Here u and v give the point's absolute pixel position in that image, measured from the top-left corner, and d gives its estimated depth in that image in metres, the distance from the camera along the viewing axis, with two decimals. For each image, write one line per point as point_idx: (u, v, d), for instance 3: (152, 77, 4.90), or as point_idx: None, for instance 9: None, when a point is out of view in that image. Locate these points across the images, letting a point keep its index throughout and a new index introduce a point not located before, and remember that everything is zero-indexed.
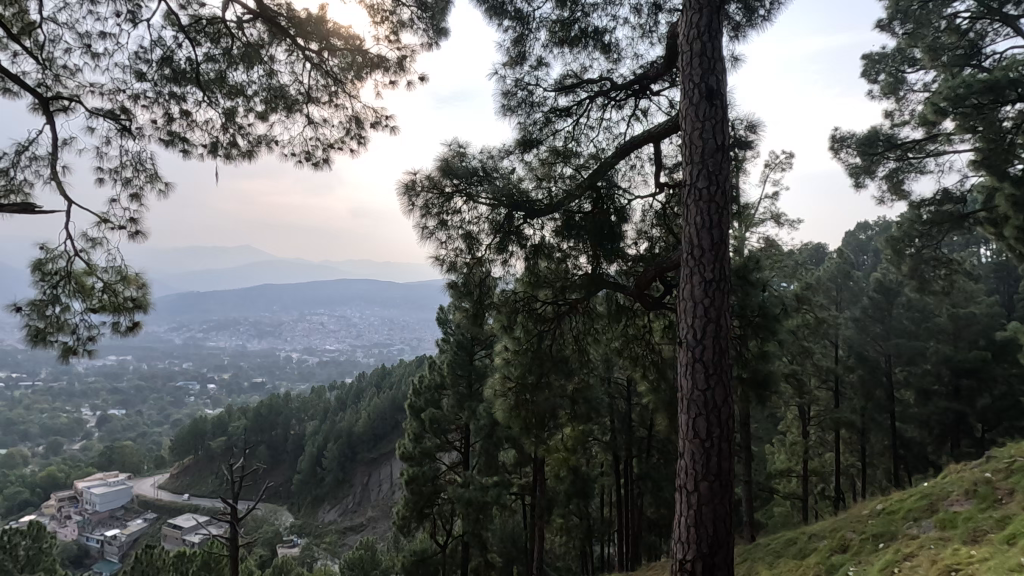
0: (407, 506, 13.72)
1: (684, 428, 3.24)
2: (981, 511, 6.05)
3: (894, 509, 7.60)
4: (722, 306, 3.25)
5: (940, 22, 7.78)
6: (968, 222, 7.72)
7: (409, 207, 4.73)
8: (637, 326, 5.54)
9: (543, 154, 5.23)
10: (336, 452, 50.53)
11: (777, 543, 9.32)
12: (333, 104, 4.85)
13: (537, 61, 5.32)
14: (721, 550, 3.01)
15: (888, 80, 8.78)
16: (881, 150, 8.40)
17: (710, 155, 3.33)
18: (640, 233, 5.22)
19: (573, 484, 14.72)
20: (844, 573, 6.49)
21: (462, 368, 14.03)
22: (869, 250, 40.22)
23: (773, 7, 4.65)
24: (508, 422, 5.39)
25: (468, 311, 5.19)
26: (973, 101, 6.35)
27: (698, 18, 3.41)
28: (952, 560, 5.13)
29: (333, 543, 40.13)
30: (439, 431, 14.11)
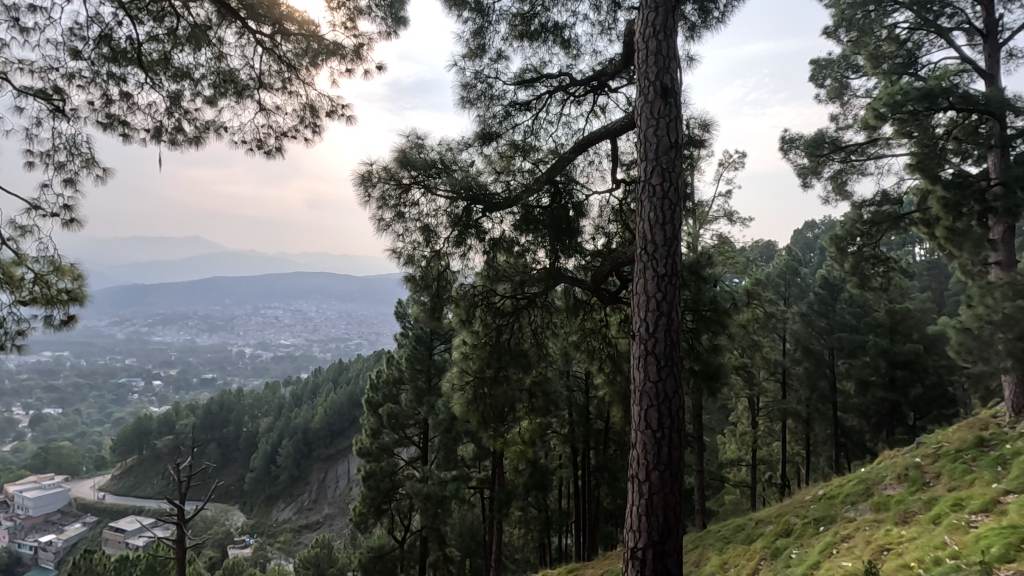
0: (364, 503, 13.55)
1: (637, 419, 3.31)
2: (911, 494, 6.45)
3: (834, 494, 8.02)
4: (673, 300, 3.33)
5: (882, 31, 8.17)
6: (904, 222, 8.19)
7: (365, 198, 4.65)
8: (594, 320, 5.65)
9: (501, 147, 5.21)
10: (290, 450, 49.42)
11: (725, 529, 9.70)
12: (287, 90, 4.69)
13: (496, 54, 5.30)
14: (671, 538, 3.10)
15: (834, 85, 9.14)
16: (827, 151, 8.76)
17: (664, 152, 3.41)
18: (597, 228, 5.30)
19: (531, 476, 14.91)
20: (788, 556, 6.80)
21: (421, 362, 13.94)
22: (815, 248, 42.58)
23: (727, 9, 4.78)
24: (466, 416, 5.40)
25: (426, 305, 5.15)
26: (910, 108, 6.65)
27: (654, 17, 3.48)
28: (884, 540, 5.45)
29: (286, 542, 39.44)
30: (397, 427, 13.99)
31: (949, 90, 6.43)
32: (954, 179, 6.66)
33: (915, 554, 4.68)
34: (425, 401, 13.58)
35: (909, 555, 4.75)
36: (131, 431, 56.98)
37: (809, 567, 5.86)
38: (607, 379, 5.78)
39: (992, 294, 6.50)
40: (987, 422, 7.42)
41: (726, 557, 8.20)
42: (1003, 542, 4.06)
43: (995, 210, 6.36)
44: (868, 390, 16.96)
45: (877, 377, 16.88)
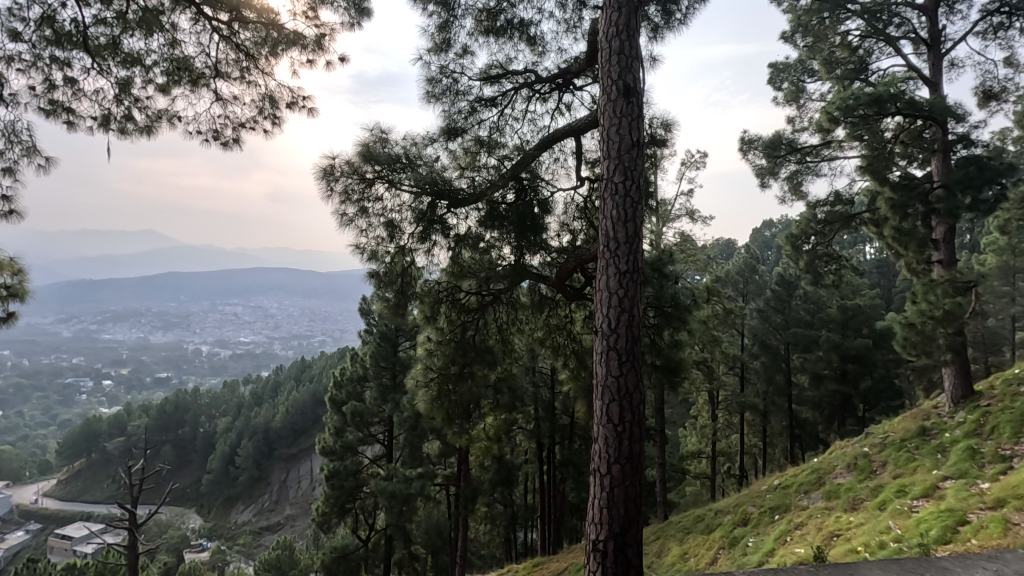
0: (327, 503, 13.39)
1: (599, 413, 3.36)
2: (859, 482, 6.76)
3: (788, 483, 8.33)
4: (634, 296, 3.39)
5: (835, 38, 8.48)
6: (855, 222, 8.54)
7: (327, 192, 4.56)
8: (559, 316, 5.69)
9: (467, 143, 5.19)
10: (250, 450, 48.15)
11: (686, 520, 9.96)
12: (245, 80, 4.52)
13: (462, 49, 5.26)
14: (632, 529, 3.16)
15: (791, 88, 9.42)
16: (784, 153, 9.05)
17: (627, 150, 3.46)
18: (562, 225, 5.35)
19: (497, 472, 14.94)
20: (744, 544, 7.03)
21: (386, 360, 13.83)
22: (772, 246, 44.23)
23: (689, 11, 4.88)
24: (430, 413, 5.43)
25: (390, 302, 5.09)
26: (861, 112, 6.94)
27: (617, 17, 3.52)
28: (835, 526, 5.69)
29: (247, 544, 38.46)
30: (361, 425, 13.84)
31: (897, 96, 6.72)
32: (901, 181, 6.99)
33: (862, 538, 4.91)
34: (390, 398, 13.47)
35: (857, 539, 4.98)
36: (80, 434, 54.59)
37: (764, 555, 6.07)
38: (571, 375, 5.84)
39: (933, 291, 6.85)
40: (929, 412, 7.84)
41: (686, 547, 8.41)
42: (941, 525, 4.32)
43: (938, 211, 6.69)
44: (821, 383, 17.67)
45: (830, 371, 17.58)
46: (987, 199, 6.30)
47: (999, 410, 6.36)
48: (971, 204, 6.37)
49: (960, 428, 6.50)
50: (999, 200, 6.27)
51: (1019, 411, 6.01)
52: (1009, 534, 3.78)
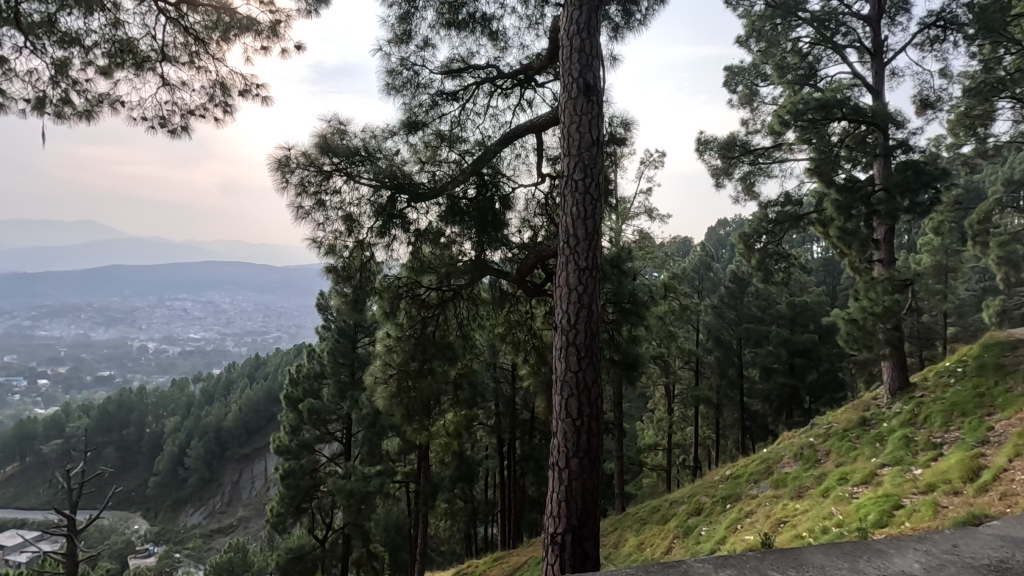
0: (282, 503, 13.08)
1: (558, 408, 3.39)
2: (805, 470, 7.07)
3: (739, 473, 8.64)
4: (593, 292, 3.44)
5: (787, 44, 8.81)
6: (804, 222, 8.89)
7: (282, 184, 4.43)
8: (519, 312, 5.71)
9: (427, 137, 5.14)
10: (201, 450, 46.46)
11: (642, 511, 10.19)
12: (194, 65, 4.33)
13: (423, 42, 5.20)
14: (589, 521, 3.21)
15: (746, 92, 9.71)
16: (738, 154, 9.33)
17: (587, 148, 3.50)
18: (523, 221, 5.36)
19: (457, 468, 14.90)
20: (698, 533, 7.25)
21: (345, 356, 13.61)
22: (726, 245, 45.74)
23: (649, 12, 4.96)
24: (390, 409, 5.40)
25: (348, 297, 4.99)
26: (810, 116, 7.24)
27: (578, 15, 3.55)
28: (783, 514, 5.93)
29: (196, 548, 37.07)
30: (318, 423, 13.55)
31: (843, 102, 7.03)
32: (846, 184, 7.33)
33: (807, 524, 5.16)
34: (349, 395, 13.26)
35: (802, 526, 5.22)
36: (12, 436, 51.46)
37: (716, 542, 6.29)
38: (531, 371, 5.87)
39: (874, 288, 7.22)
40: (869, 403, 8.27)
41: (642, 537, 8.60)
42: (878, 509, 4.57)
43: (879, 213, 7.06)
44: (771, 376, 18.40)
45: (779, 365, 18.33)
46: (923, 202, 6.69)
47: (931, 400, 6.76)
48: (908, 206, 6.76)
49: (897, 418, 6.89)
50: (933, 203, 6.68)
51: (949, 401, 6.41)
52: (938, 516, 4.04)
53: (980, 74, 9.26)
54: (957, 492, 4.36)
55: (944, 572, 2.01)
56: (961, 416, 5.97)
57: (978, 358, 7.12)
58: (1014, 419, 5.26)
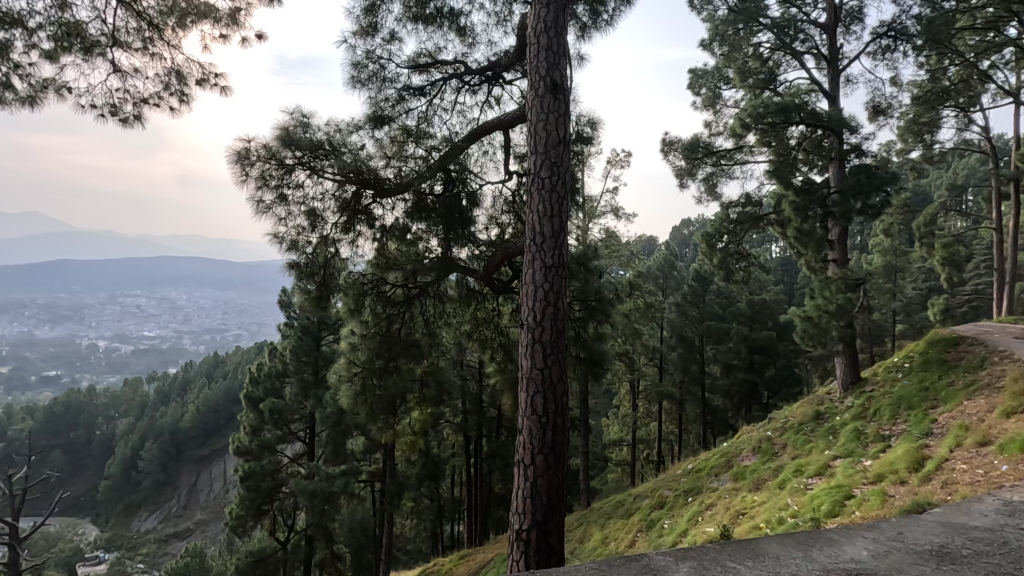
0: (242, 505, 12.76)
1: (523, 405, 3.41)
2: (762, 463, 7.30)
3: (700, 467, 8.86)
4: (559, 289, 3.46)
5: (749, 49, 9.04)
6: (763, 222, 9.16)
7: (242, 177, 4.30)
8: (486, 309, 5.69)
9: (393, 131, 5.07)
10: (155, 452, 44.84)
11: (606, 506, 10.33)
12: (148, 51, 4.15)
13: (389, 35, 5.13)
14: (554, 517, 3.23)
15: (709, 95, 9.93)
16: (701, 155, 9.53)
17: (553, 147, 3.52)
18: (491, 218, 5.36)
19: (423, 466, 14.78)
20: (660, 526, 7.41)
21: (308, 354, 13.35)
22: (689, 244, 46.93)
23: (615, 12, 5.01)
24: (354, 408, 5.33)
25: (312, 294, 4.88)
26: (769, 120, 7.45)
27: (545, 13, 3.56)
28: (741, 506, 6.11)
29: (149, 553, 35.81)
30: (280, 423, 13.26)
31: (800, 107, 7.26)
32: (802, 186, 7.58)
33: (764, 516, 5.32)
34: (312, 394, 13.02)
35: (759, 517, 5.39)
36: None
37: (678, 535, 6.41)
38: (498, 368, 5.86)
39: (829, 287, 7.48)
40: (823, 397, 8.60)
41: (607, 532, 8.72)
42: (831, 500, 4.76)
43: (833, 214, 7.33)
44: (732, 372, 18.93)
45: (739, 361, 18.90)
46: (874, 204, 6.97)
47: (881, 395, 7.07)
48: (861, 208, 7.03)
49: (849, 412, 7.18)
50: (884, 205, 6.98)
51: (897, 395, 6.72)
52: (886, 505, 4.23)
53: (927, 83, 9.72)
54: (904, 481, 4.58)
55: (890, 559, 2.10)
56: (907, 409, 6.26)
57: (924, 354, 7.48)
58: (955, 412, 5.54)
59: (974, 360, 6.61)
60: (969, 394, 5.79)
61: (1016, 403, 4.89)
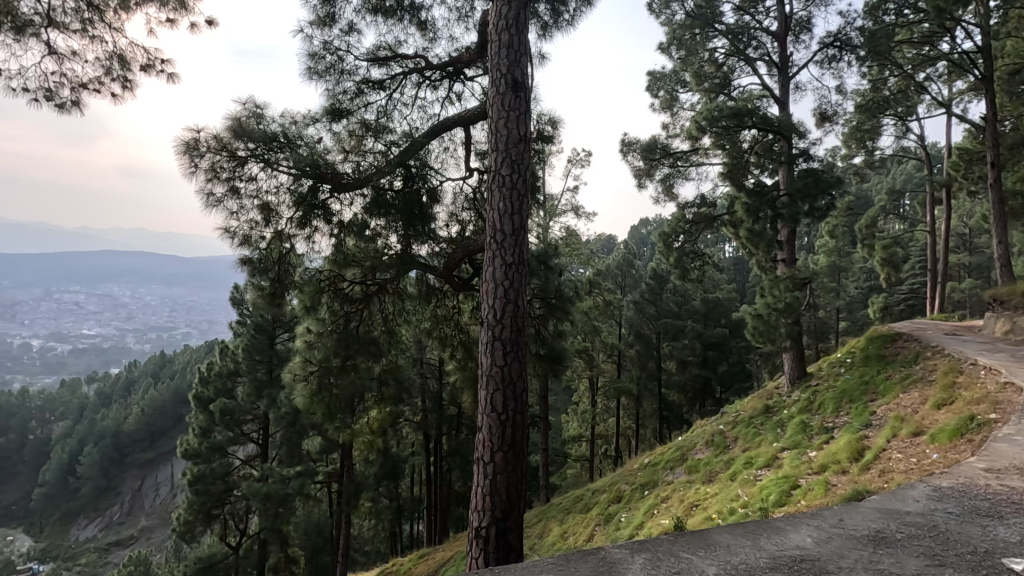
0: (191, 510, 12.29)
1: (483, 403, 3.41)
2: (715, 456, 7.54)
3: (657, 461, 9.08)
4: (519, 287, 3.47)
5: (705, 53, 9.29)
6: (717, 223, 9.44)
7: (190, 169, 4.13)
8: (446, 307, 5.66)
9: (352, 125, 4.98)
10: (96, 457, 42.68)
11: (565, 501, 10.44)
12: (87, 34, 3.92)
13: (348, 27, 5.02)
14: (514, 514, 3.24)
15: (666, 97, 10.16)
16: (659, 156, 9.74)
17: (514, 144, 3.53)
18: (451, 215, 5.33)
19: (382, 465, 14.58)
20: (617, 519, 7.56)
21: (261, 353, 12.96)
22: (646, 243, 48.05)
23: (576, 13, 5.06)
24: (310, 408, 5.21)
25: (265, 291, 4.73)
26: (723, 123, 7.69)
27: (507, 10, 3.55)
28: (694, 498, 6.29)
29: (88, 563, 34.04)
30: (232, 424, 12.84)
31: (753, 112, 7.51)
32: (754, 189, 7.86)
33: (716, 507, 5.51)
34: (265, 394, 12.65)
35: (712, 508, 5.58)
36: None
37: (634, 528, 6.57)
38: (458, 366, 5.86)
39: (778, 286, 7.78)
40: (772, 392, 8.95)
41: (565, 527, 8.83)
42: (778, 490, 4.98)
43: (783, 216, 7.62)
44: (687, 368, 19.47)
45: (694, 357, 19.45)
46: (820, 207, 7.30)
47: (825, 388, 7.42)
48: (808, 211, 7.35)
49: (795, 405, 7.50)
50: (829, 208, 7.31)
51: (840, 388, 7.06)
52: (829, 494, 4.44)
53: (869, 93, 10.22)
54: (845, 471, 4.82)
55: (832, 544, 2.21)
56: (849, 402, 6.59)
57: (865, 350, 7.88)
58: (893, 404, 5.86)
59: (909, 355, 7.02)
60: (904, 387, 6.13)
61: (946, 395, 5.21)
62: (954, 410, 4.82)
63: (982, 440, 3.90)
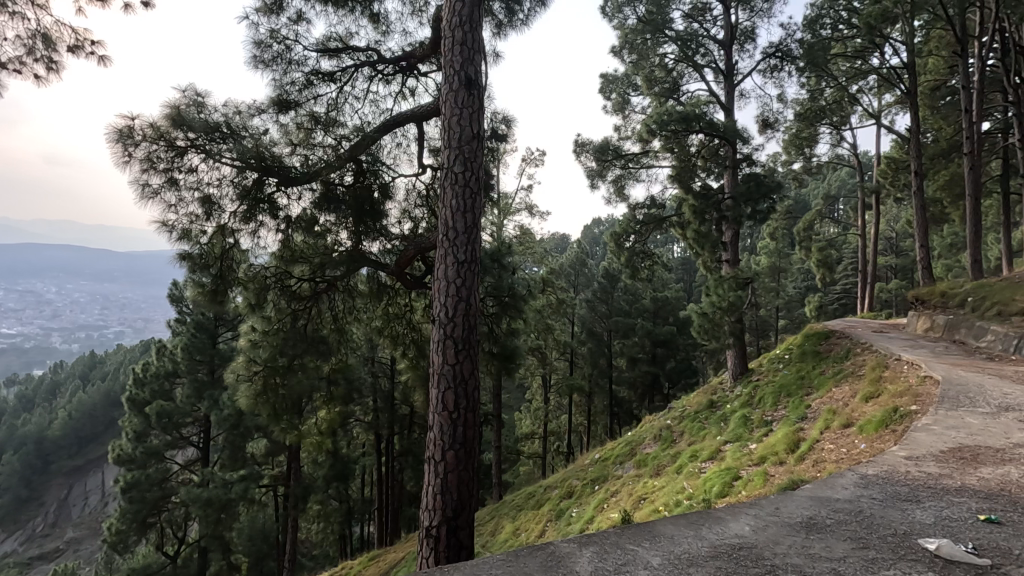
0: (124, 519, 11.65)
1: (434, 402, 3.39)
2: (662, 450, 7.77)
3: (607, 456, 9.27)
4: (472, 286, 3.47)
5: (655, 59, 9.53)
6: (666, 224, 9.72)
7: (124, 158, 3.89)
8: (398, 305, 5.58)
9: (301, 117, 4.83)
10: (16, 466, 39.74)
11: (518, 498, 10.51)
12: (6, 9, 3.63)
13: (296, 16, 4.86)
14: (464, 512, 3.23)
15: (619, 100, 10.35)
16: (610, 158, 9.91)
17: (467, 142, 3.51)
18: (404, 212, 5.26)
19: (332, 467, 14.24)
20: (569, 514, 7.68)
21: (202, 352, 12.41)
22: (599, 243, 48.93)
23: (531, 12, 5.09)
24: (254, 409, 5.03)
25: (207, 288, 4.52)
26: (672, 127, 7.91)
27: (461, 7, 3.53)
28: (642, 491, 6.47)
29: None
30: (169, 427, 12.24)
31: (700, 117, 7.77)
32: (701, 192, 8.14)
33: (663, 499, 5.68)
34: (206, 395, 12.12)
35: (659, 500, 5.75)
36: None
37: (585, 522, 6.70)
38: (410, 364, 5.80)
39: (722, 285, 8.07)
40: (716, 387, 9.30)
41: (518, 523, 8.90)
42: (721, 481, 5.19)
43: (727, 218, 7.93)
44: (636, 365, 19.95)
45: (643, 354, 19.95)
46: (762, 210, 7.63)
47: (765, 383, 7.77)
48: (750, 214, 7.68)
49: (738, 400, 7.82)
50: (770, 211, 7.64)
51: (779, 383, 7.42)
52: (767, 483, 4.66)
53: (807, 102, 10.78)
54: (782, 461, 5.08)
55: (768, 532, 2.32)
56: (787, 396, 6.93)
57: (801, 347, 8.31)
58: (826, 398, 6.20)
59: (841, 351, 7.45)
60: (836, 382, 6.50)
61: (873, 389, 5.55)
62: (880, 402, 5.14)
63: (904, 430, 4.19)
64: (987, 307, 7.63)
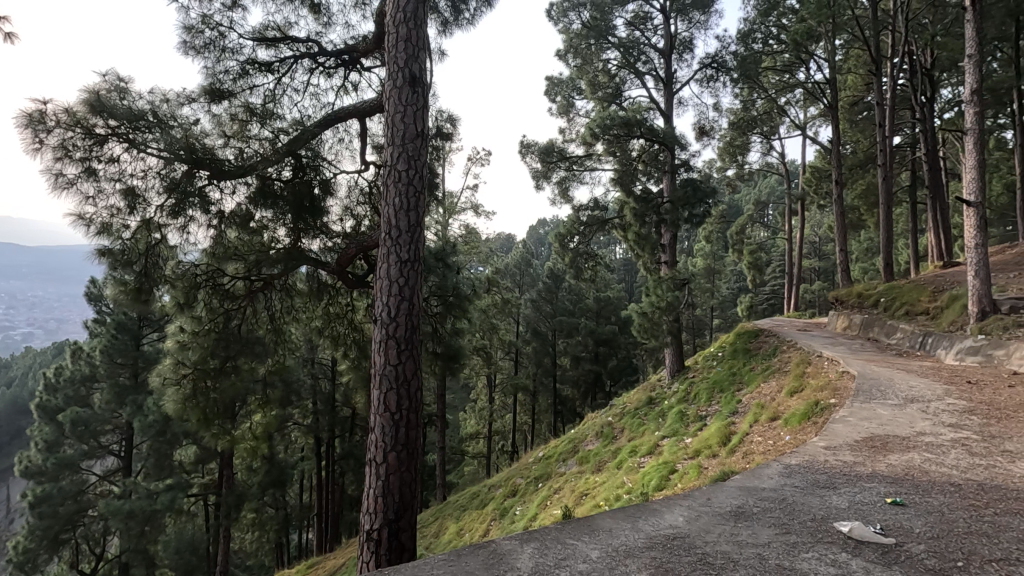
0: (32, 536, 10.72)
1: (375, 403, 3.32)
2: (604, 446, 7.96)
3: (550, 453, 9.40)
4: (415, 285, 3.43)
5: (598, 64, 9.74)
6: (608, 225, 9.95)
7: (34, 145, 3.58)
8: (339, 305, 5.44)
9: (235, 108, 4.63)
10: None
11: (462, 498, 10.47)
12: None
13: (230, 1, 4.65)
14: (407, 514, 3.19)
15: (563, 103, 10.49)
16: (555, 159, 10.04)
17: (411, 140, 3.47)
18: (346, 209, 5.13)
19: (267, 474, 13.66)
20: (512, 513, 7.72)
21: (124, 355, 11.64)
22: (544, 243, 49.47)
23: (477, 11, 5.07)
24: (182, 414, 4.72)
25: (129, 286, 4.22)
26: (613, 131, 8.09)
27: (405, 3, 3.49)
28: (584, 487, 6.61)
29: None
30: (86, 436, 11.37)
31: (641, 122, 8.01)
32: (641, 195, 8.38)
33: (603, 494, 5.83)
34: (128, 400, 11.35)
35: (600, 495, 5.91)
36: None
37: (528, 519, 6.77)
38: (351, 365, 5.66)
39: (661, 285, 8.34)
40: (654, 384, 9.61)
41: (462, 523, 8.87)
42: (659, 475, 5.38)
43: (666, 221, 8.21)
44: (579, 364, 20.31)
45: (586, 353, 20.33)
46: (697, 214, 7.93)
47: (700, 380, 8.11)
48: (687, 217, 7.97)
49: (675, 396, 8.11)
50: (705, 216, 7.95)
51: (712, 380, 7.76)
52: (701, 476, 4.88)
53: (740, 111, 11.32)
54: (715, 454, 5.33)
55: (701, 522, 2.43)
56: (720, 392, 7.26)
57: (734, 345, 8.72)
58: (755, 393, 6.55)
59: (769, 349, 7.86)
60: (765, 377, 6.88)
61: (797, 384, 5.91)
62: (804, 396, 5.48)
63: (824, 422, 4.49)
64: (896, 307, 8.26)
